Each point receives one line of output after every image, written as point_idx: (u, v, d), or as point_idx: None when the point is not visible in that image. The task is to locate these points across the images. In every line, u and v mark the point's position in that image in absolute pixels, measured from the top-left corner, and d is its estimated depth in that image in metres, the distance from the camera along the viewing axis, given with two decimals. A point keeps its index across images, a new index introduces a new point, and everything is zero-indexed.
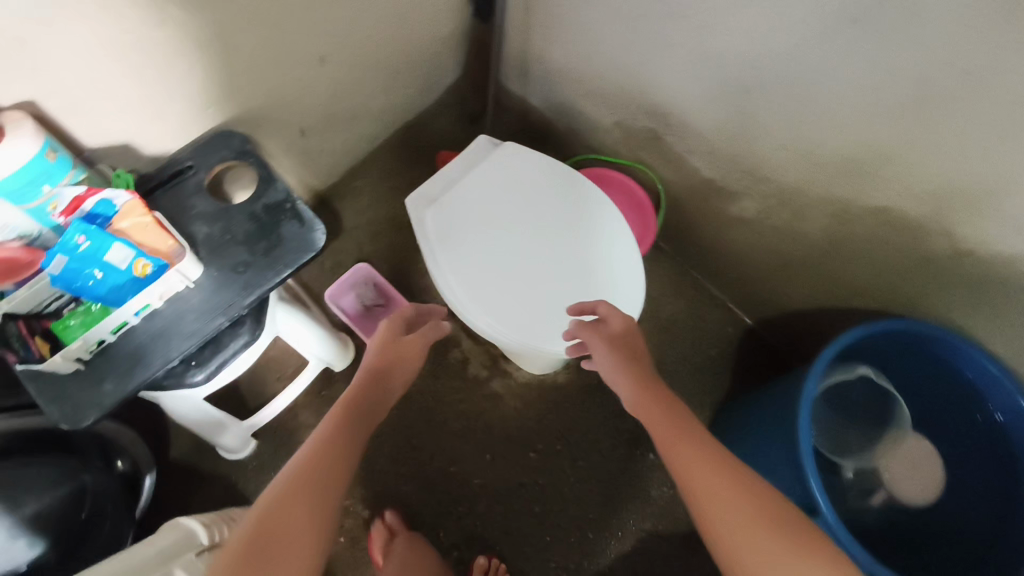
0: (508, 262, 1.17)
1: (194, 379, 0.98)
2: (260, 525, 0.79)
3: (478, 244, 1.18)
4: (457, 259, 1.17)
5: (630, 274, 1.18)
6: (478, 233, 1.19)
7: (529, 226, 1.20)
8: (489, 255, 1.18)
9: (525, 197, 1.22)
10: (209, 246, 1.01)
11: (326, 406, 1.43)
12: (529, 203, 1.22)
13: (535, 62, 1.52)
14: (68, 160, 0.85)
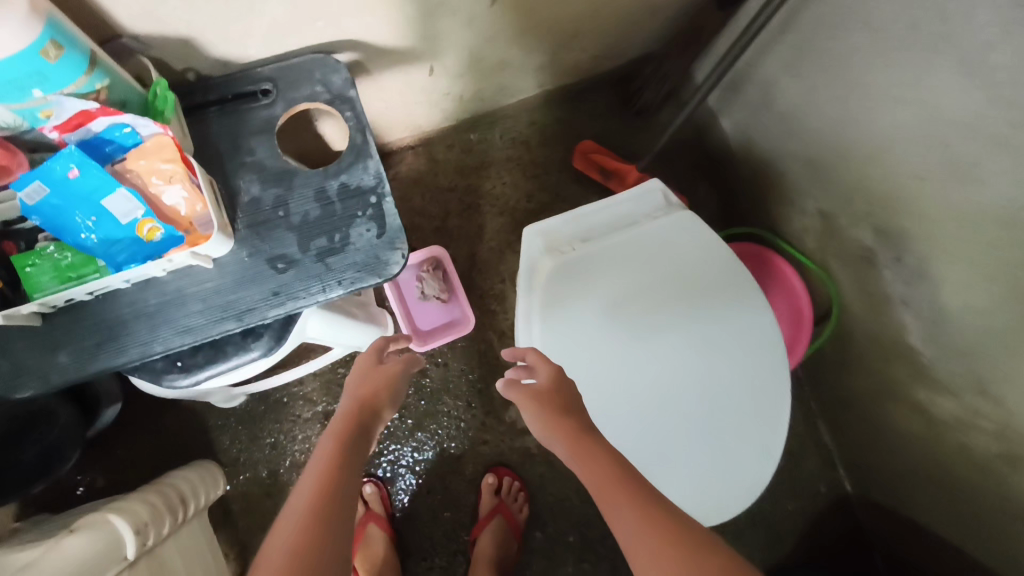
0: (627, 367, 0.84)
1: (172, 384, 0.74)
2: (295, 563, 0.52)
3: (601, 327, 0.84)
4: (565, 334, 0.83)
5: (767, 445, 0.87)
6: (607, 311, 0.84)
7: (676, 329, 0.85)
8: (608, 348, 0.84)
9: (688, 287, 0.86)
10: (251, 218, 0.73)
11: (336, 387, 1.20)
12: (689, 297, 0.85)
13: (754, 86, 1.12)
14: (82, 59, 0.55)
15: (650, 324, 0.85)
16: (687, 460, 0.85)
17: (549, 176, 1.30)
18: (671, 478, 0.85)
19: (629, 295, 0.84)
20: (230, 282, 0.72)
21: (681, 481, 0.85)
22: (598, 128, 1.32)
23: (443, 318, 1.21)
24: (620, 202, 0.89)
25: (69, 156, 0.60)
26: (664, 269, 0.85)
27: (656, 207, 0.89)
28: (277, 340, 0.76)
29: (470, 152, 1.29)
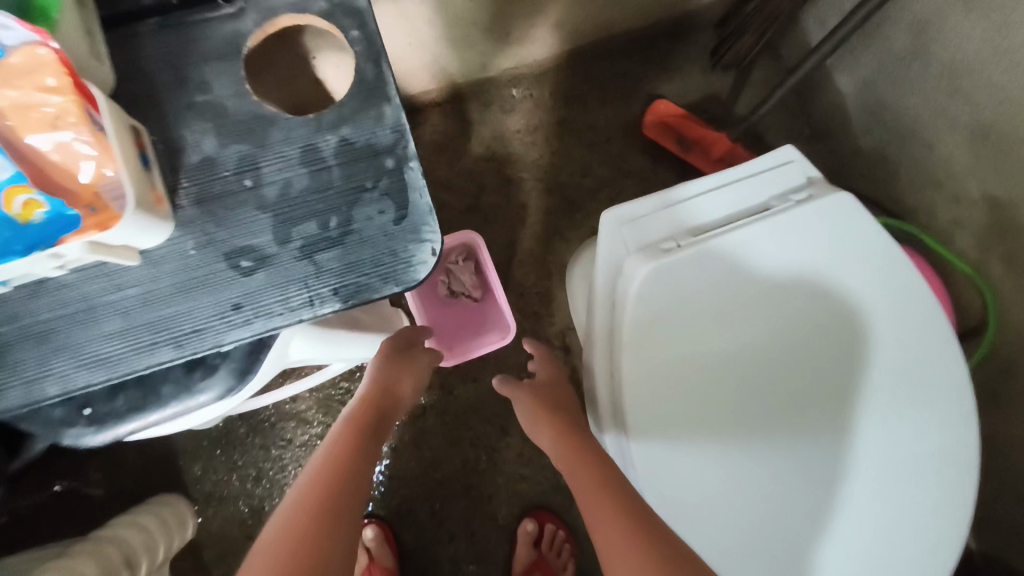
0: (738, 425, 0.59)
1: (79, 442, 0.49)
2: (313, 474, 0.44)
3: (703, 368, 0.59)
4: (653, 376, 0.59)
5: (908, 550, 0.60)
6: (715, 346, 0.59)
7: (809, 375, 0.60)
8: (712, 398, 0.59)
9: (831, 316, 0.60)
10: (201, 189, 0.47)
11: (337, 406, 0.95)
12: (832, 330, 0.60)
13: (901, 29, 0.84)
14: None
15: (772, 367, 0.60)
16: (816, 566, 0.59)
17: (610, 145, 1.03)
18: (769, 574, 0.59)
19: (747, 324, 0.59)
20: (165, 287, 0.46)
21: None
22: (673, 86, 1.05)
23: (477, 323, 0.95)
24: (746, 182, 0.62)
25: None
26: (800, 288, 0.60)
27: (793, 187, 0.62)
28: (239, 377, 0.50)
29: (511, 112, 1.02)
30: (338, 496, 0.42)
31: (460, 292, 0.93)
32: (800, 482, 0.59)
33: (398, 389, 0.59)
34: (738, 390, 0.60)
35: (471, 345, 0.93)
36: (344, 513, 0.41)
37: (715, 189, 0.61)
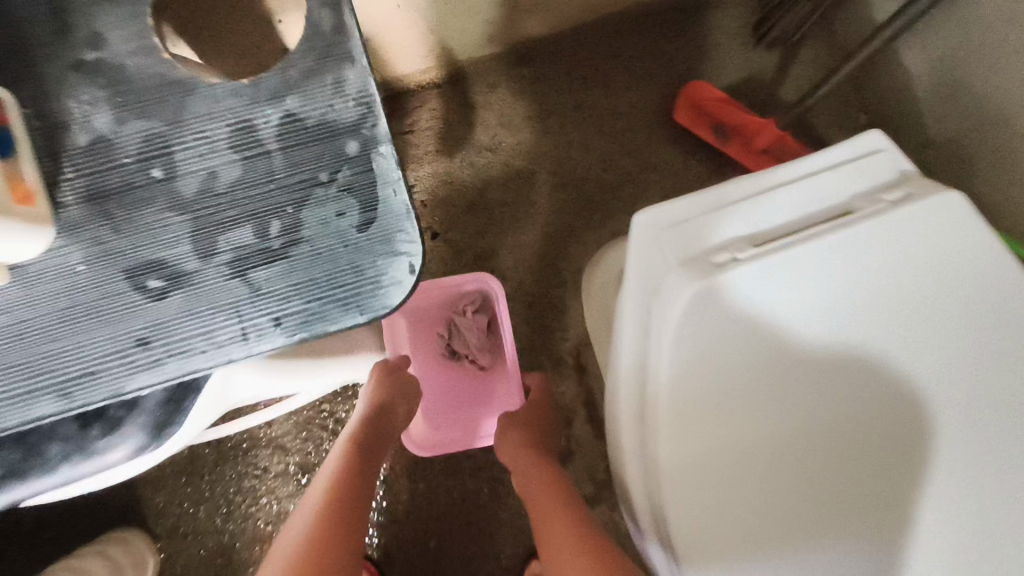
0: (775, 488, 0.47)
1: None
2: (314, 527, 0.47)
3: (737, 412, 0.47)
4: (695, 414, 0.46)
5: None
6: (762, 384, 0.46)
7: (876, 431, 0.47)
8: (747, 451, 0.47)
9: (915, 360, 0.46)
10: (92, 177, 0.35)
11: (319, 430, 0.83)
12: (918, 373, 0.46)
13: None
14: None
15: (828, 421, 0.47)
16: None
17: (635, 132, 0.90)
18: None
19: (799, 361, 0.46)
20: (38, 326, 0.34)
21: None
22: (709, 64, 0.91)
23: (480, 399, 0.78)
24: (827, 179, 0.48)
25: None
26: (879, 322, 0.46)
27: (884, 185, 0.48)
28: (160, 425, 0.39)
29: (521, 94, 0.89)
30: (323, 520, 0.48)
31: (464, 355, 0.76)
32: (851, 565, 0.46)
33: (395, 411, 0.62)
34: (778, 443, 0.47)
35: (471, 427, 0.78)
36: (350, 518, 0.49)
37: (783, 189, 0.48)
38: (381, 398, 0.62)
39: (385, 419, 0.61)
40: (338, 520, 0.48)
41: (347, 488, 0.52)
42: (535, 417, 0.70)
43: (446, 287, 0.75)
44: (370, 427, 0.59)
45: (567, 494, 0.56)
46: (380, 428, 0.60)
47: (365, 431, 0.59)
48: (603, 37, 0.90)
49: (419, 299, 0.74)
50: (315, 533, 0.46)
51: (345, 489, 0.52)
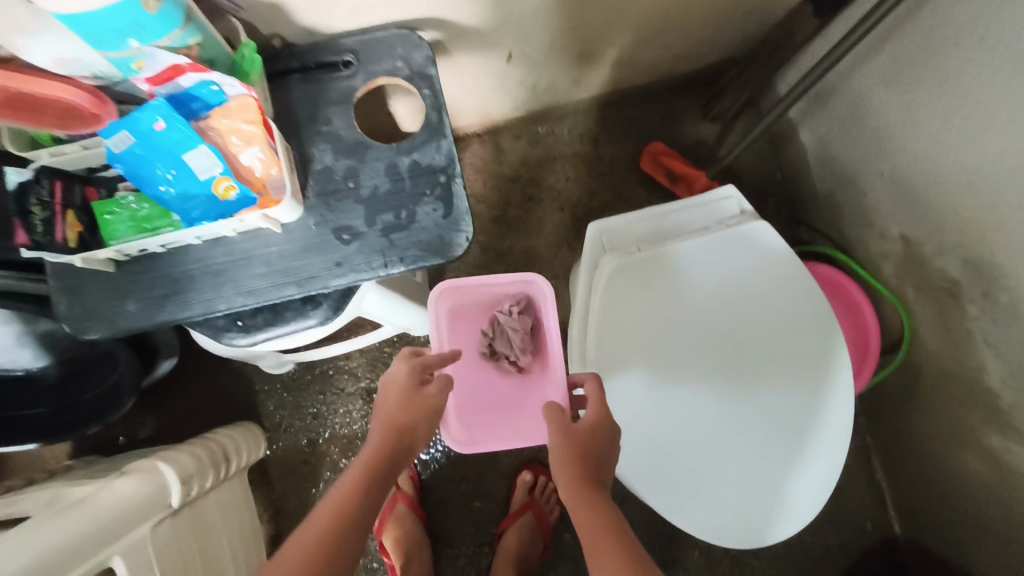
0: (705, 390, 0.82)
1: (232, 343, 0.74)
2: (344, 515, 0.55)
3: (667, 351, 0.82)
4: (622, 360, 0.82)
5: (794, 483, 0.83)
6: (670, 337, 0.82)
7: (755, 352, 0.83)
8: (677, 375, 0.82)
9: (768, 310, 0.83)
10: (322, 187, 0.73)
11: (382, 364, 1.21)
12: (767, 319, 0.83)
13: (847, 99, 1.06)
14: (177, 15, 0.56)
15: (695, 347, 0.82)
16: (782, 477, 0.83)
17: (615, 176, 1.28)
18: (695, 496, 0.82)
19: (702, 320, 0.82)
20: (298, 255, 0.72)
21: (704, 500, 0.82)
22: (670, 131, 1.29)
23: (517, 396, 0.90)
24: (682, 211, 0.86)
25: (156, 110, 0.60)
26: (738, 294, 0.83)
27: (729, 216, 0.86)
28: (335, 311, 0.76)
29: (536, 144, 1.28)
30: (327, 560, 0.51)
31: (502, 356, 0.88)
32: (726, 421, 0.82)
33: (412, 427, 0.65)
34: (697, 368, 0.82)
35: (507, 422, 0.89)
36: (337, 556, 0.52)
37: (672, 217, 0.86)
38: (407, 388, 0.67)
39: (409, 413, 0.65)
40: (328, 552, 0.52)
41: (360, 498, 0.57)
42: (590, 425, 0.66)
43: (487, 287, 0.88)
44: (399, 416, 0.65)
45: (586, 502, 0.59)
46: (404, 426, 0.64)
47: (384, 445, 0.62)
48: (596, 108, 1.28)
49: (466, 298, 0.91)
50: (316, 556, 0.51)
51: (344, 522, 0.54)
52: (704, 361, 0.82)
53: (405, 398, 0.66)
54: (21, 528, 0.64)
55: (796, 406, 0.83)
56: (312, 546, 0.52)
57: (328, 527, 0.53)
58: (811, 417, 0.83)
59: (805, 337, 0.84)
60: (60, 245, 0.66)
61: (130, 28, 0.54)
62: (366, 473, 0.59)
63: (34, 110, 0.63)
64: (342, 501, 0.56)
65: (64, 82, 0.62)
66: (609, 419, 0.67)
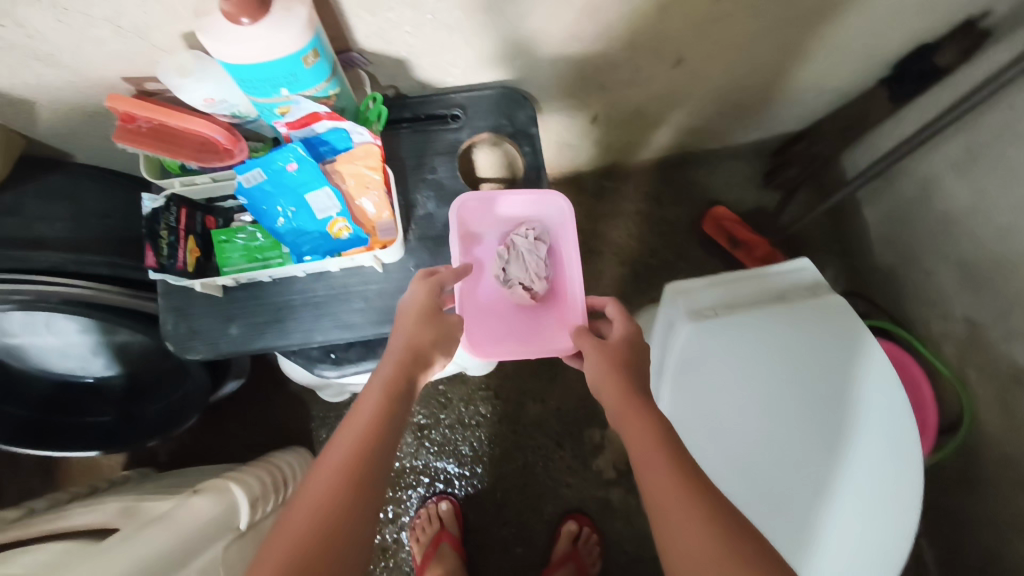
0: (775, 457, 0.83)
1: (325, 374, 0.78)
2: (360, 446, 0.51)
3: (737, 421, 0.83)
4: (691, 424, 0.83)
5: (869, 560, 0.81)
6: (743, 408, 0.84)
7: (827, 422, 0.83)
8: (746, 445, 0.83)
9: (839, 394, 0.84)
10: (423, 231, 0.77)
11: (435, 401, 1.24)
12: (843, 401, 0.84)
13: (916, 181, 1.09)
14: (328, 70, 0.60)
15: (766, 415, 0.83)
16: (855, 551, 0.81)
17: (674, 235, 1.31)
18: None
19: (777, 395, 0.84)
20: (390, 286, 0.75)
21: None
22: (733, 196, 1.32)
23: (535, 317, 0.87)
24: (758, 278, 0.88)
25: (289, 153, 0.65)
26: (816, 371, 0.84)
27: (806, 287, 0.87)
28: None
29: (601, 199, 1.32)
30: (358, 484, 0.49)
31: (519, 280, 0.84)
32: (795, 492, 0.83)
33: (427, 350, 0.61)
34: (766, 437, 0.83)
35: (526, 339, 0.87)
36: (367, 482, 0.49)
37: (748, 284, 0.88)
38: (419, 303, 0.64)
39: (425, 329, 0.62)
40: (358, 476, 0.49)
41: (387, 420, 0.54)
42: (620, 344, 0.66)
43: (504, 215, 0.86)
44: (415, 334, 0.61)
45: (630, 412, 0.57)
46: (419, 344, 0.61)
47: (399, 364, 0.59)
48: (661, 168, 1.32)
49: (475, 223, 0.86)
50: (344, 478, 0.48)
51: (370, 445, 0.51)
52: (776, 434, 0.83)
53: (418, 318, 0.63)
54: (118, 539, 0.66)
55: (863, 491, 0.82)
56: (339, 470, 0.49)
57: (352, 451, 0.50)
58: (884, 492, 0.82)
59: (879, 410, 0.83)
60: (180, 269, 0.69)
61: (285, 79, 0.58)
62: (386, 391, 0.56)
63: (171, 142, 0.67)
64: (368, 422, 0.53)
65: (205, 119, 0.67)
66: (640, 341, 0.67)
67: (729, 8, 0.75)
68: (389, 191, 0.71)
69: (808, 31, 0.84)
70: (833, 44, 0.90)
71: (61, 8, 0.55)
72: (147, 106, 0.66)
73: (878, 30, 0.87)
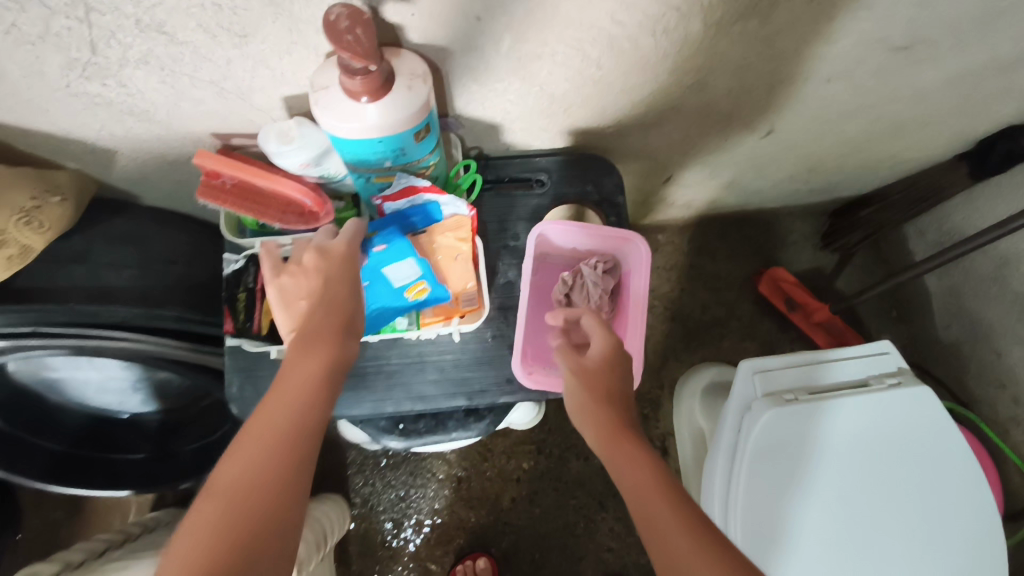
0: (852, 553, 0.78)
1: (389, 446, 0.74)
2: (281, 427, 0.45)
3: (816, 511, 0.79)
4: (769, 518, 0.78)
5: None
6: (823, 499, 0.79)
7: (906, 518, 0.79)
8: (822, 540, 0.79)
9: (919, 489, 0.80)
10: (503, 299, 0.74)
11: (475, 454, 1.21)
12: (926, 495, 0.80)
13: (989, 258, 1.05)
14: (434, 142, 0.58)
15: (843, 510, 0.79)
16: None
17: (727, 293, 1.28)
18: None
19: (858, 486, 0.80)
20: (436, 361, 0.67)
21: None
22: (789, 257, 1.29)
23: None
24: (836, 363, 0.85)
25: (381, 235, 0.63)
26: (894, 463, 0.80)
27: (886, 372, 0.84)
28: (494, 425, 0.76)
29: (653, 252, 1.28)
30: (271, 486, 0.42)
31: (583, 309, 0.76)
32: None
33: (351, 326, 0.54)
34: (842, 530, 0.79)
35: None
36: (287, 493, 0.42)
37: (823, 365, 0.85)
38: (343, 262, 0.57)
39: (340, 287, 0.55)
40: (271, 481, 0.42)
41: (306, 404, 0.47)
42: (602, 370, 0.58)
43: (580, 243, 0.79)
44: (331, 299, 0.54)
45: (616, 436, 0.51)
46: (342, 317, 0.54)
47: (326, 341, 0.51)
48: (716, 225, 1.29)
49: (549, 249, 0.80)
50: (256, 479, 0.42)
51: (291, 437, 0.45)
52: (854, 528, 0.79)
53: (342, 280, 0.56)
54: None
55: None
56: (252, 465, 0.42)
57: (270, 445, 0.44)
58: None
59: (959, 505, 0.80)
60: (255, 333, 0.66)
61: (393, 152, 0.56)
62: (312, 371, 0.49)
63: (256, 202, 0.64)
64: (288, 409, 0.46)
65: (294, 180, 0.64)
66: (617, 357, 0.60)
67: (833, 87, 0.72)
68: (475, 263, 0.69)
69: (904, 109, 0.81)
70: (924, 122, 0.87)
71: (168, 69, 0.52)
72: (235, 163, 0.63)
73: (974, 112, 0.84)
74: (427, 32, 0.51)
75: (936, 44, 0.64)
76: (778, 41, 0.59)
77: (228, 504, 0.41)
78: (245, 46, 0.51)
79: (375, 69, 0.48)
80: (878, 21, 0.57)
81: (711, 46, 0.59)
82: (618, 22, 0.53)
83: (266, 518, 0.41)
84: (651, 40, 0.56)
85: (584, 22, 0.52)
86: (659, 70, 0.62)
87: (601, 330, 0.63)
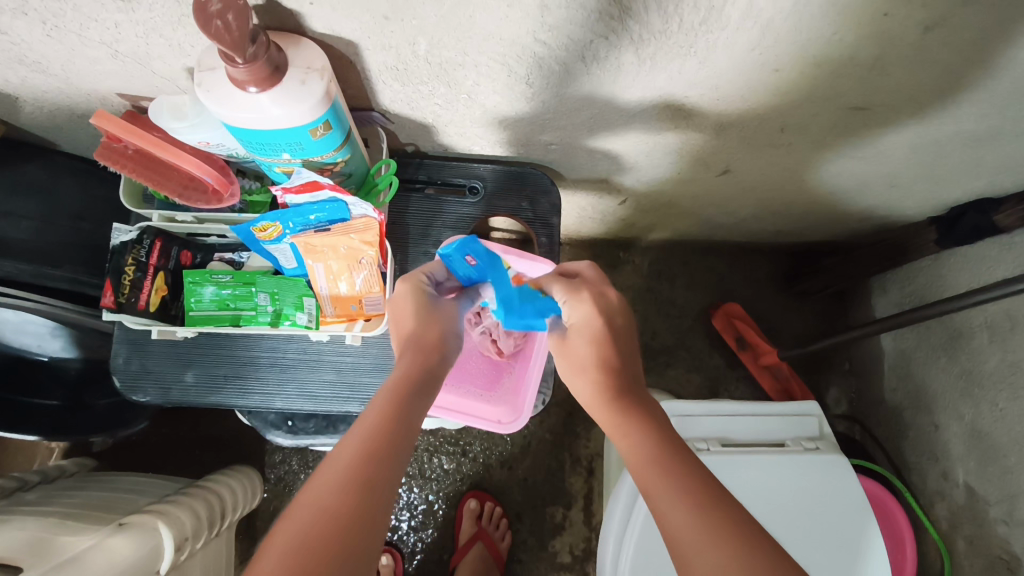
0: None
1: (275, 441, 0.74)
2: (390, 416, 0.46)
3: None
4: (652, 559, 0.79)
5: None
6: None
7: None
8: None
9: (818, 563, 0.77)
10: None
11: None
12: (840, 566, 0.77)
13: (942, 328, 1.02)
14: (339, 139, 0.54)
15: None
16: None
17: (680, 321, 1.25)
18: None
19: None
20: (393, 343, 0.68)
21: None
22: (750, 293, 1.26)
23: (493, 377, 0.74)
24: (760, 419, 0.83)
25: (456, 251, 0.63)
26: (797, 534, 0.77)
27: (808, 435, 0.82)
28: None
29: (613, 269, 1.25)
30: (375, 479, 0.41)
31: (489, 331, 0.73)
32: None
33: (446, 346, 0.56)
34: None
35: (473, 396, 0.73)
36: (391, 475, 0.42)
37: (749, 419, 0.82)
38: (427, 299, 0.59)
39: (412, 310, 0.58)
40: (377, 470, 0.42)
41: (405, 416, 0.47)
42: (579, 338, 0.59)
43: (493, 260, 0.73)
44: (415, 331, 0.56)
45: (640, 436, 0.50)
46: (436, 343, 0.55)
47: (419, 361, 0.53)
48: (681, 249, 1.26)
49: None
50: (361, 467, 0.42)
51: (387, 435, 0.45)
52: None
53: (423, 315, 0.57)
54: None
55: None
56: (355, 461, 0.42)
57: (370, 436, 0.44)
58: None
59: None
60: (139, 309, 0.62)
61: (291, 144, 0.52)
62: (408, 384, 0.50)
63: (155, 170, 0.59)
64: (386, 413, 0.46)
65: (198, 158, 0.60)
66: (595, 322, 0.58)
67: (791, 137, 0.68)
68: (382, 267, 0.65)
69: (868, 168, 0.77)
70: (892, 182, 0.83)
71: (52, 24, 0.48)
72: (138, 131, 0.58)
73: (944, 180, 0.80)
74: (331, 24, 0.47)
75: (896, 110, 0.60)
76: (721, 85, 0.55)
77: (351, 478, 0.41)
78: (133, 12, 0.47)
79: (258, 55, 0.43)
80: (830, 79, 0.53)
81: (647, 80, 0.54)
82: (543, 43, 0.49)
83: (377, 511, 0.40)
84: (581, 66, 0.52)
85: (504, 36, 0.48)
86: (597, 98, 0.59)
87: (572, 291, 0.60)
